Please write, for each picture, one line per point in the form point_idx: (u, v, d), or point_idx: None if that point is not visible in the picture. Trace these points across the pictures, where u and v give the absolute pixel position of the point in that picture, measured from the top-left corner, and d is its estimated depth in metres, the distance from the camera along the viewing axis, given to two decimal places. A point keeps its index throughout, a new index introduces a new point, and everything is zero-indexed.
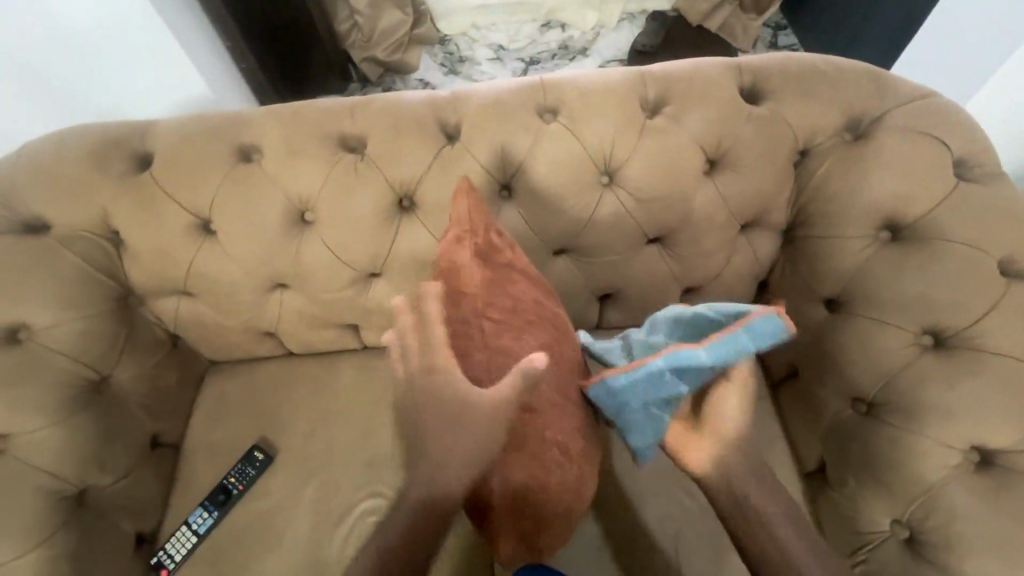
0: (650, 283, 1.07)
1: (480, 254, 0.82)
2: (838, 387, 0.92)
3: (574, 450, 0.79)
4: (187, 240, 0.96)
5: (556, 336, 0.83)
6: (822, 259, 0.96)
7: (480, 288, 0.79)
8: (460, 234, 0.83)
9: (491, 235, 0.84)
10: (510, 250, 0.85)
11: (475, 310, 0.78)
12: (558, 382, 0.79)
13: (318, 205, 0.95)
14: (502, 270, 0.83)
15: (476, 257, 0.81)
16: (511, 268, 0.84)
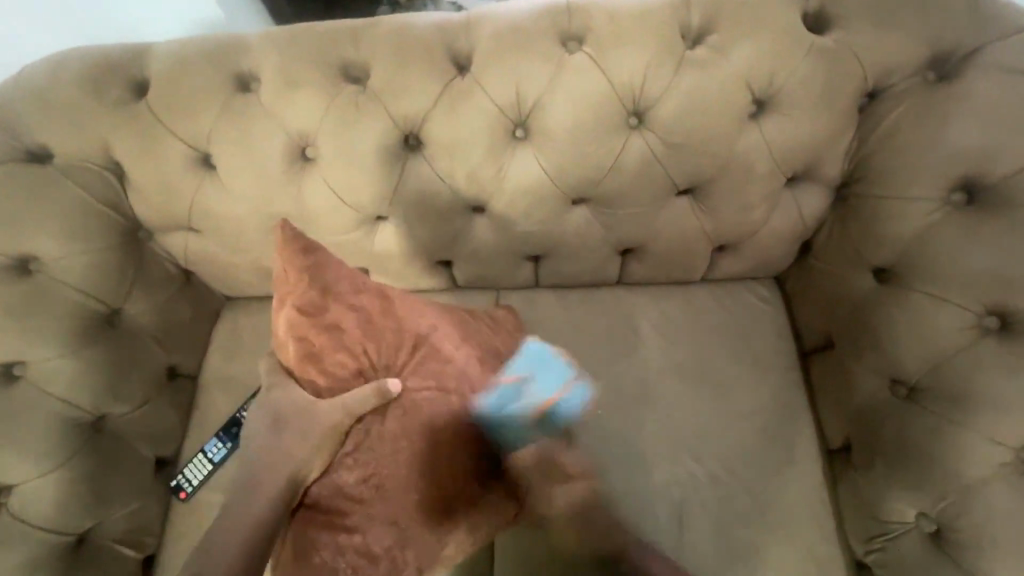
0: (677, 239, 0.99)
1: (302, 310, 0.74)
2: (877, 366, 0.83)
3: (412, 526, 0.74)
4: (189, 174, 0.93)
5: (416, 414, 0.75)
6: (878, 222, 0.84)
7: (313, 349, 0.75)
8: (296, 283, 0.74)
9: (324, 283, 0.75)
10: (349, 304, 0.75)
11: (307, 363, 0.75)
12: (400, 462, 0.74)
13: (318, 141, 0.89)
14: (331, 328, 0.74)
15: (300, 314, 0.74)
16: (345, 321, 0.75)
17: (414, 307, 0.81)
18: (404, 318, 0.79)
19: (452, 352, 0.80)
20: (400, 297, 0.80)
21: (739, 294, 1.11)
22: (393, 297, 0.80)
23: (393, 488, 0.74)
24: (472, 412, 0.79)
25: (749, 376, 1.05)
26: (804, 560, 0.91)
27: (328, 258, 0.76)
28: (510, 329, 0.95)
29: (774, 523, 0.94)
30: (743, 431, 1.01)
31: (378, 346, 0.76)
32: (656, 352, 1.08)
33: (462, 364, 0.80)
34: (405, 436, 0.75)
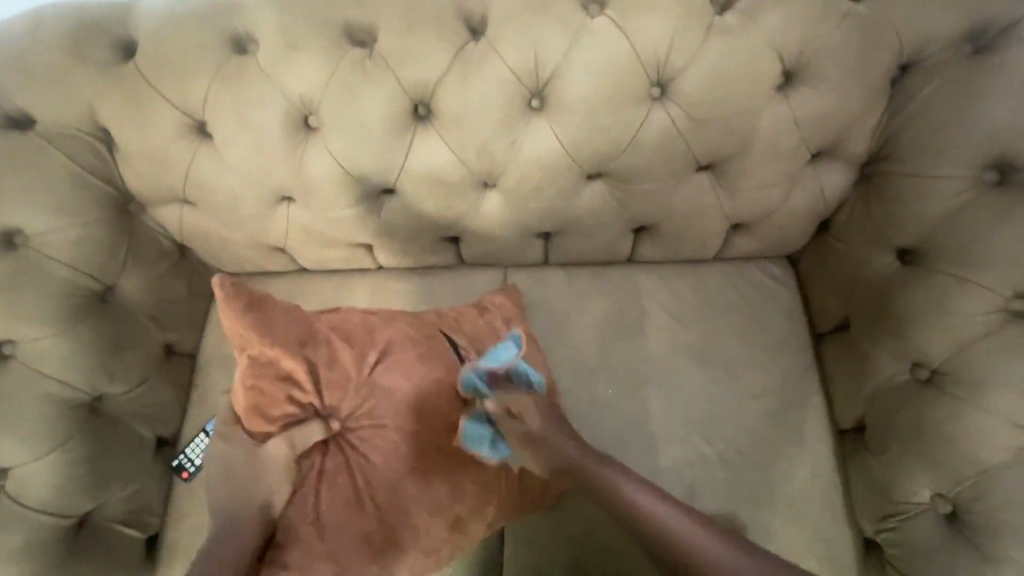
0: (693, 216, 0.96)
1: (251, 361, 0.85)
2: (897, 349, 0.82)
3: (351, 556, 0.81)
4: (183, 144, 0.87)
5: (362, 449, 0.86)
6: (906, 202, 0.81)
7: (263, 400, 0.85)
8: (243, 339, 0.84)
9: (269, 336, 0.84)
10: (294, 354, 0.86)
11: (259, 412, 0.86)
12: (346, 492, 0.84)
13: (322, 110, 0.83)
14: (280, 379, 0.86)
15: (250, 366, 0.85)
16: (294, 369, 0.86)
17: (361, 346, 0.90)
18: (348, 361, 0.89)
19: (396, 384, 0.88)
20: (346, 339, 0.90)
21: (751, 273, 1.09)
22: (341, 340, 0.90)
23: (341, 517, 0.82)
24: (416, 439, 0.87)
25: (760, 356, 1.04)
26: (812, 538, 0.92)
27: (280, 313, 0.86)
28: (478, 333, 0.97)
29: (783, 502, 0.95)
30: (753, 411, 1.01)
31: (324, 390, 0.87)
32: (666, 331, 1.07)
33: (399, 399, 0.88)
34: (346, 473, 0.85)
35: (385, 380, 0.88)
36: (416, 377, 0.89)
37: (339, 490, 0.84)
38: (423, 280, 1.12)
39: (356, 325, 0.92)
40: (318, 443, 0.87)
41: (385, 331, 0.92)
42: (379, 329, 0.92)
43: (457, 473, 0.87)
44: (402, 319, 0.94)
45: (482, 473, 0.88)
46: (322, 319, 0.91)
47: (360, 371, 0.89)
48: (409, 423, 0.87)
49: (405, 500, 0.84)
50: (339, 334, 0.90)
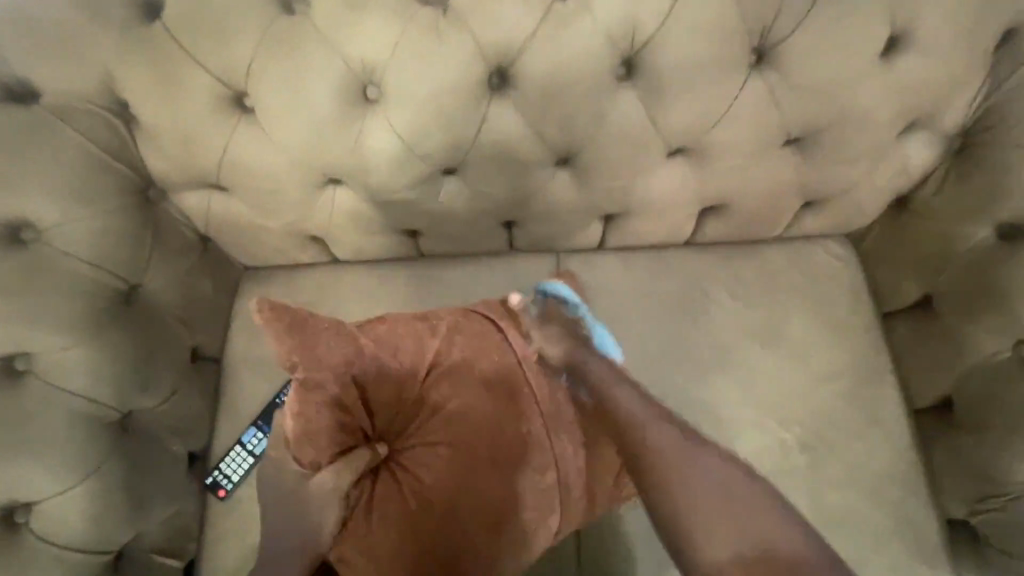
0: (771, 194, 0.91)
1: (296, 385, 0.72)
2: (999, 328, 0.81)
3: None
4: (219, 119, 0.76)
5: (419, 471, 0.76)
6: (1007, 175, 0.79)
7: (311, 427, 0.72)
8: (286, 360, 0.72)
9: (317, 355, 0.73)
10: (343, 372, 0.74)
11: (305, 439, 0.72)
12: (402, 518, 0.74)
13: (387, 78, 0.74)
14: (328, 403, 0.73)
15: (294, 390, 0.72)
16: (344, 389, 0.74)
17: (412, 357, 0.79)
18: (400, 374, 0.78)
19: (453, 398, 0.78)
20: (396, 352, 0.78)
21: (814, 252, 1.04)
22: (392, 350, 0.79)
23: (399, 546, 0.73)
24: (482, 459, 0.77)
25: (829, 337, 1.00)
26: (899, 521, 0.90)
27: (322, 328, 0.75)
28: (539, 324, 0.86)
29: (866, 487, 0.92)
30: (826, 394, 0.97)
31: (375, 408, 0.77)
32: (731, 315, 1.02)
33: (459, 408, 0.78)
34: (398, 498, 0.75)
35: (441, 394, 0.78)
36: (474, 382, 0.79)
37: (394, 518, 0.74)
38: (469, 268, 1.02)
39: (404, 331, 0.80)
40: (369, 468, 0.76)
41: (437, 337, 0.81)
42: (430, 334, 0.81)
43: (519, 483, 0.78)
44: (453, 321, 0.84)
45: (546, 479, 0.79)
46: (368, 329, 0.79)
47: (413, 384, 0.79)
48: (471, 440, 0.77)
49: (470, 525, 0.75)
50: (386, 347, 0.78)
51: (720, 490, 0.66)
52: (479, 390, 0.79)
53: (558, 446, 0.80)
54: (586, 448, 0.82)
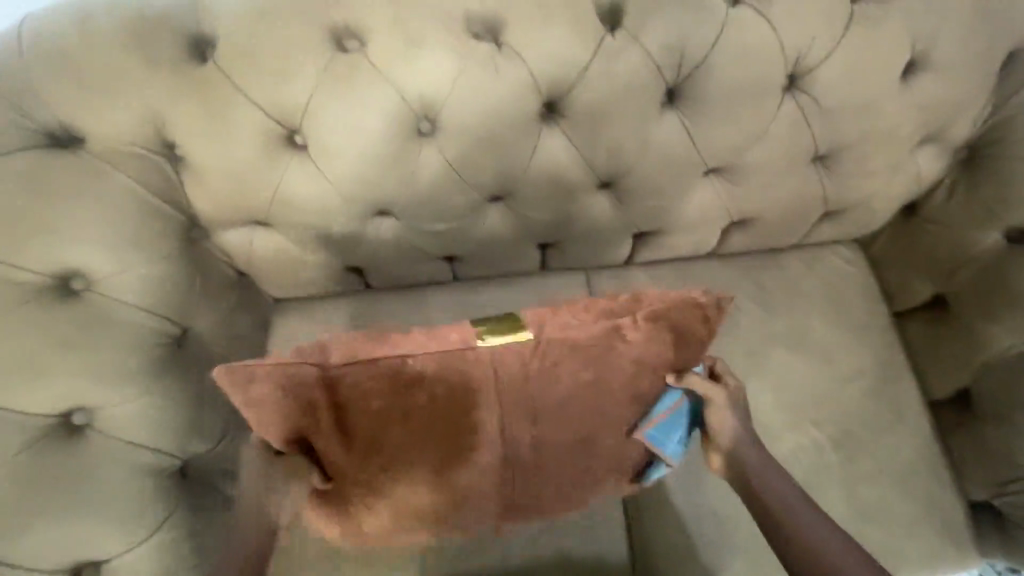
0: (795, 206, 0.96)
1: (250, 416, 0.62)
2: (1014, 324, 0.88)
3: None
4: (269, 157, 0.75)
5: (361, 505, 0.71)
6: (1014, 184, 0.87)
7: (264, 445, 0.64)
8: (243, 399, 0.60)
9: (273, 401, 0.61)
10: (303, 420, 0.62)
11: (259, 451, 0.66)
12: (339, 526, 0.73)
13: (444, 112, 0.74)
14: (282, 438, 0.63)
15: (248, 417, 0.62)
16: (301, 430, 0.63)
17: (393, 413, 0.64)
18: (365, 433, 0.65)
19: (428, 450, 0.68)
20: (374, 410, 0.64)
21: (829, 258, 1.10)
22: (369, 409, 0.64)
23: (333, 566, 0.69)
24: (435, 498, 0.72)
25: (850, 337, 1.05)
26: (931, 509, 0.96)
27: (285, 377, 0.61)
28: (580, 383, 0.67)
29: (898, 477, 0.98)
30: (852, 392, 1.02)
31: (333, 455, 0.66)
32: (757, 322, 1.06)
33: (435, 469, 0.69)
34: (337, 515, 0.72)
35: (413, 451, 0.67)
36: (466, 444, 0.68)
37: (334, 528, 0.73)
38: (502, 289, 1.03)
39: (398, 381, 0.64)
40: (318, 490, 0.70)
41: (434, 396, 0.65)
42: (430, 394, 0.65)
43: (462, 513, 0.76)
44: (474, 368, 0.64)
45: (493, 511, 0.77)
46: (352, 380, 0.63)
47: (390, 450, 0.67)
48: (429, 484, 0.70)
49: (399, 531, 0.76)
50: (365, 404, 0.63)
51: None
52: (461, 445, 0.68)
53: (523, 490, 0.74)
54: (555, 493, 0.76)
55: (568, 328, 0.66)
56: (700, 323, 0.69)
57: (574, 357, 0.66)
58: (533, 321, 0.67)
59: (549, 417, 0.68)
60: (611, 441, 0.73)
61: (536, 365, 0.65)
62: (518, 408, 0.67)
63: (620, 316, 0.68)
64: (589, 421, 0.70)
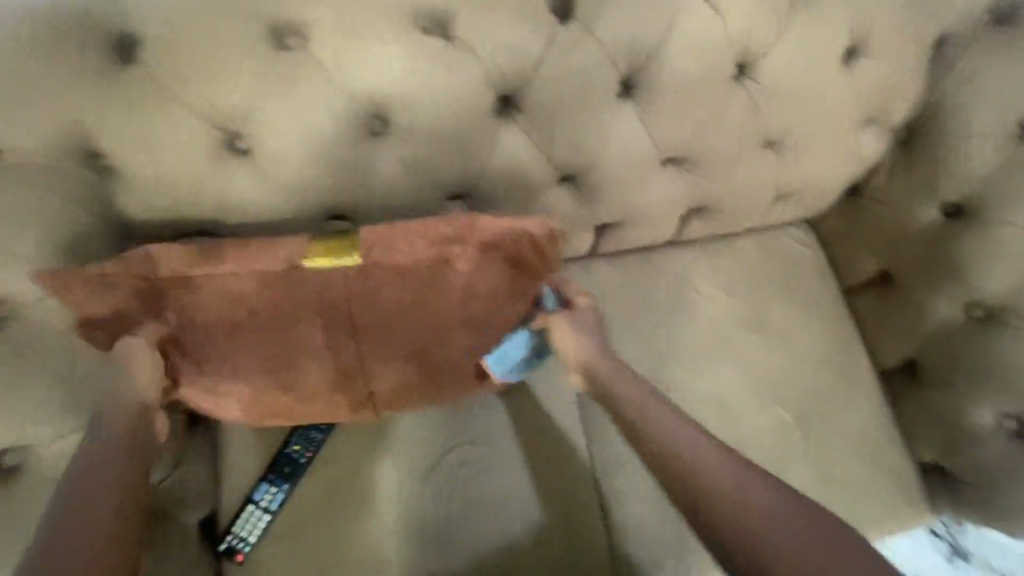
0: (749, 192, 0.98)
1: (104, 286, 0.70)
2: (954, 294, 0.94)
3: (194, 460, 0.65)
4: (210, 165, 0.70)
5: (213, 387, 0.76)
6: (948, 162, 0.91)
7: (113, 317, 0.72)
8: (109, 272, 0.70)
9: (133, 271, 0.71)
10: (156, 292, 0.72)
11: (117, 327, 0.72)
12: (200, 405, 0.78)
13: (398, 110, 0.72)
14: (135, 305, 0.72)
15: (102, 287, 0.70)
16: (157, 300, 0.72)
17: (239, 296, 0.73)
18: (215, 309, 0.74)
19: (274, 332, 0.76)
20: (224, 292, 0.73)
21: (782, 240, 1.13)
22: (223, 291, 0.73)
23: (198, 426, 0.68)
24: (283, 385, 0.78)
25: (805, 315, 1.09)
26: (886, 474, 1.02)
27: (129, 284, 0.71)
28: (414, 280, 0.76)
29: (856, 446, 1.02)
30: (809, 368, 1.06)
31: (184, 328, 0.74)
32: (718, 306, 1.09)
33: (277, 382, 0.77)
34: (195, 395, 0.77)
35: (257, 331, 0.75)
36: (303, 356, 0.76)
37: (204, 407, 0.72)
38: None
39: (238, 291, 0.73)
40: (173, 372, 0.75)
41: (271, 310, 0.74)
42: (275, 291, 0.74)
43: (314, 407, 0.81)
44: (302, 284, 0.74)
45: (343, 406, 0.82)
46: (192, 293, 0.73)
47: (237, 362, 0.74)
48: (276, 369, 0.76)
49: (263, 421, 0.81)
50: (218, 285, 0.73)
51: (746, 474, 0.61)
52: (305, 330, 0.76)
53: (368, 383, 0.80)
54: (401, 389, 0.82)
55: (396, 249, 0.75)
56: (527, 248, 0.78)
57: (400, 276, 0.76)
58: (367, 241, 0.74)
59: (386, 311, 0.77)
60: (449, 337, 0.80)
61: (361, 283, 0.75)
62: (360, 298, 0.76)
63: (451, 240, 0.76)
64: (417, 337, 0.79)
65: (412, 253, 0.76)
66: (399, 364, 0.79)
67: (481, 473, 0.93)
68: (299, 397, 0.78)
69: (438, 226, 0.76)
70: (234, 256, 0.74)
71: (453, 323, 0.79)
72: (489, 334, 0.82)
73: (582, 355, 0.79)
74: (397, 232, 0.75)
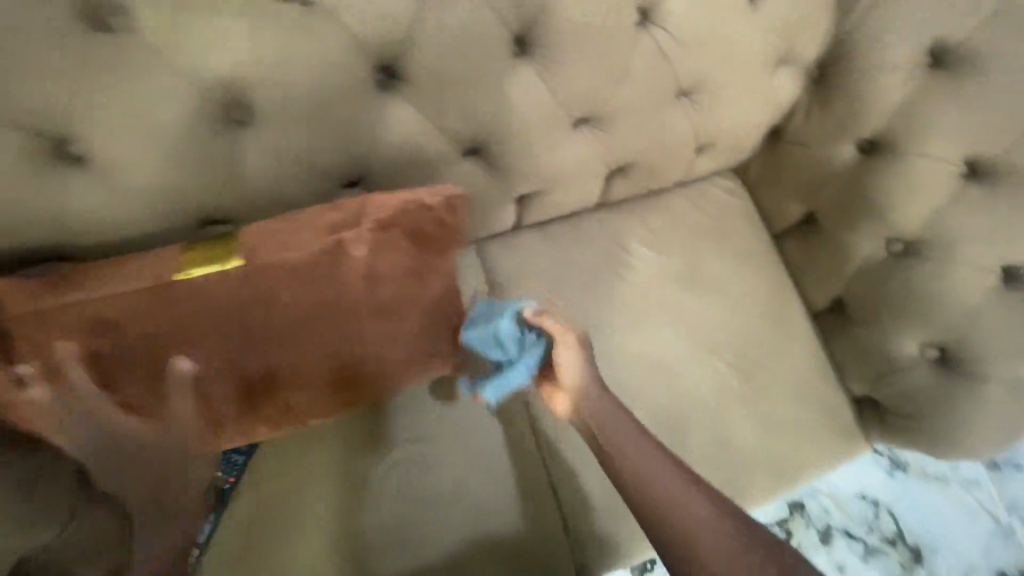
0: (668, 146, 0.94)
1: None
2: (875, 230, 0.93)
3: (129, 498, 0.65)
4: (40, 178, 0.60)
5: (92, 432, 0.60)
6: (860, 97, 0.89)
7: None
8: None
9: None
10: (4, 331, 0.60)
11: None
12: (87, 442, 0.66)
13: (258, 94, 0.62)
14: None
15: None
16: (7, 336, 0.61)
17: (108, 320, 0.62)
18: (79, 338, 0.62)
19: (161, 353, 0.65)
20: (87, 316, 0.62)
21: (710, 190, 1.11)
22: (83, 315, 0.62)
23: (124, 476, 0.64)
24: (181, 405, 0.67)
25: (737, 265, 1.08)
26: (822, 411, 1.04)
27: None
28: (314, 275, 0.67)
29: (792, 389, 1.04)
30: (745, 318, 1.06)
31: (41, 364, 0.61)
32: (652, 266, 1.06)
33: (175, 411, 0.67)
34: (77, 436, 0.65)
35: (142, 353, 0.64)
36: (200, 381, 0.67)
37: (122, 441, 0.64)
38: None
39: (103, 314, 0.62)
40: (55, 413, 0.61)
41: (145, 335, 0.64)
42: (148, 307, 0.63)
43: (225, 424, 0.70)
44: (175, 302, 0.64)
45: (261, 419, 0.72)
46: (47, 333, 0.61)
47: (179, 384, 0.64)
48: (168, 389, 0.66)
49: None
50: (79, 311, 0.62)
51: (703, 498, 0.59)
52: (194, 344, 0.65)
53: (286, 387, 0.71)
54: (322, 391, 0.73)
55: (284, 246, 0.66)
56: (432, 225, 0.72)
57: (292, 278, 0.66)
58: (249, 243, 0.65)
59: (289, 314, 0.67)
60: (370, 328, 0.72)
61: (244, 290, 0.65)
62: (254, 301, 0.66)
63: (343, 227, 0.67)
64: (328, 341, 0.70)
65: (307, 241, 0.66)
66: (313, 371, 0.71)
67: (423, 471, 0.88)
68: (205, 422, 0.70)
69: (324, 213, 0.68)
70: (92, 280, 0.63)
71: (364, 313, 0.71)
72: (409, 323, 0.75)
73: (580, 403, 0.69)
74: (282, 226, 0.66)
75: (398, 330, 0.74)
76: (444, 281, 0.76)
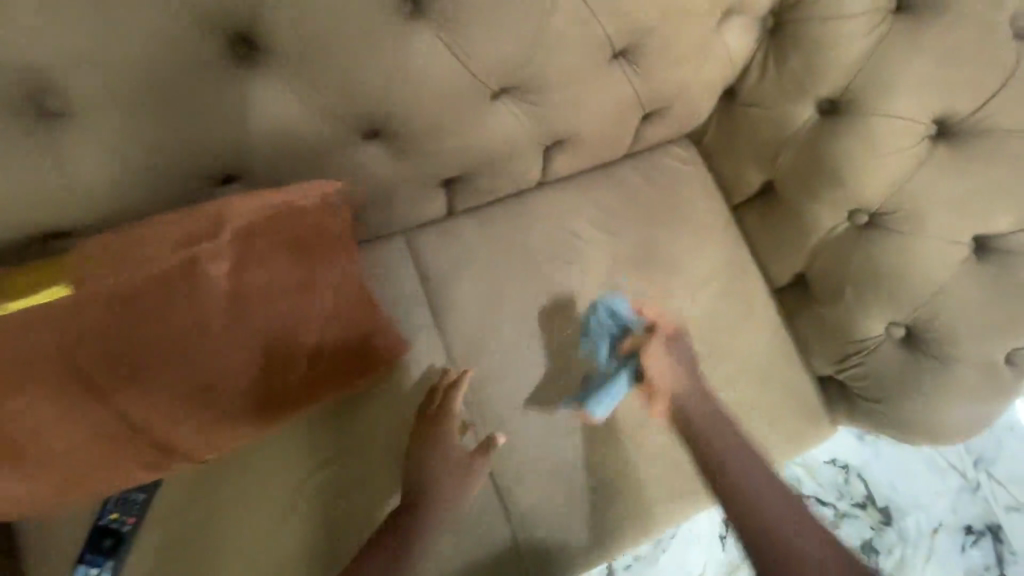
0: (609, 115, 0.83)
1: None
2: (838, 200, 0.84)
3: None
4: None
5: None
6: (816, 50, 0.80)
7: None
8: None
9: None
10: None
11: None
12: None
13: (77, 78, 0.51)
14: None
15: None
16: None
17: None
18: None
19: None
20: None
21: (663, 160, 1.01)
22: None
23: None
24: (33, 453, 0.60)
25: (695, 242, 0.99)
26: (787, 395, 0.97)
27: None
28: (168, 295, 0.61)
29: (755, 373, 0.97)
30: (704, 300, 0.97)
31: None
32: (601, 249, 0.96)
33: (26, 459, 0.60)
34: None
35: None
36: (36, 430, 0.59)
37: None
38: None
39: None
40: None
41: None
42: None
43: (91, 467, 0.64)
44: (1, 343, 0.56)
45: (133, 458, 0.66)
46: None
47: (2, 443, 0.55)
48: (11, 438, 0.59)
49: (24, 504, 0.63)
50: None
51: (780, 498, 0.78)
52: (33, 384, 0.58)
53: (157, 423, 0.64)
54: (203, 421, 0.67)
55: (120, 266, 0.58)
56: (301, 227, 0.68)
57: (145, 302, 0.60)
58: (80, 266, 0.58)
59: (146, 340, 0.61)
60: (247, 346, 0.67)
61: (85, 320, 0.58)
62: (99, 330, 0.59)
63: (196, 239, 0.61)
64: (202, 365, 0.65)
65: (152, 259, 0.59)
66: (188, 401, 0.65)
67: (350, 495, 0.80)
68: (59, 470, 0.63)
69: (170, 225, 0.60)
70: None
71: (237, 331, 0.66)
72: (300, 338, 0.71)
73: (683, 398, 0.85)
74: (120, 243, 0.59)
75: (281, 346, 0.70)
76: (326, 288, 0.73)
